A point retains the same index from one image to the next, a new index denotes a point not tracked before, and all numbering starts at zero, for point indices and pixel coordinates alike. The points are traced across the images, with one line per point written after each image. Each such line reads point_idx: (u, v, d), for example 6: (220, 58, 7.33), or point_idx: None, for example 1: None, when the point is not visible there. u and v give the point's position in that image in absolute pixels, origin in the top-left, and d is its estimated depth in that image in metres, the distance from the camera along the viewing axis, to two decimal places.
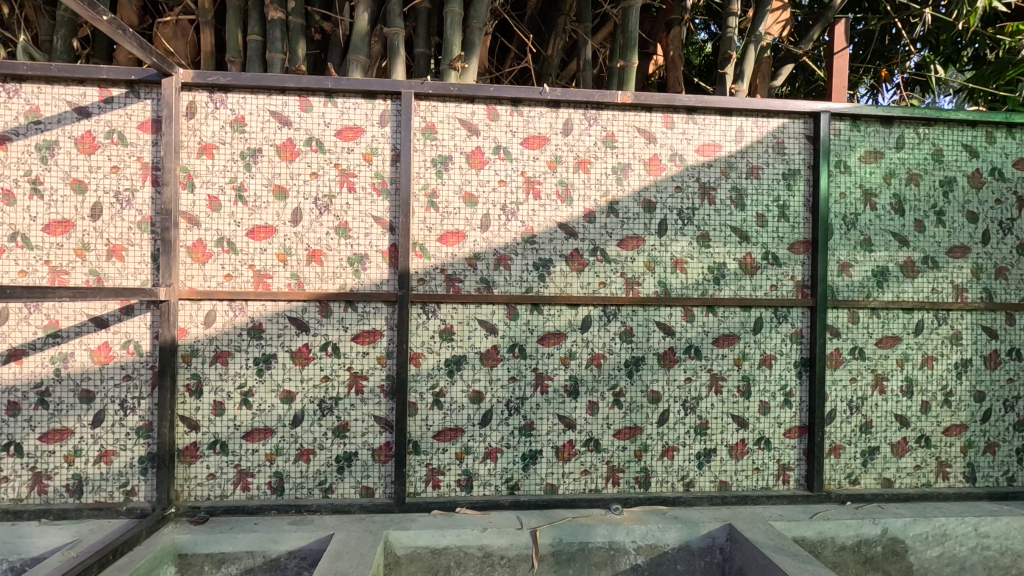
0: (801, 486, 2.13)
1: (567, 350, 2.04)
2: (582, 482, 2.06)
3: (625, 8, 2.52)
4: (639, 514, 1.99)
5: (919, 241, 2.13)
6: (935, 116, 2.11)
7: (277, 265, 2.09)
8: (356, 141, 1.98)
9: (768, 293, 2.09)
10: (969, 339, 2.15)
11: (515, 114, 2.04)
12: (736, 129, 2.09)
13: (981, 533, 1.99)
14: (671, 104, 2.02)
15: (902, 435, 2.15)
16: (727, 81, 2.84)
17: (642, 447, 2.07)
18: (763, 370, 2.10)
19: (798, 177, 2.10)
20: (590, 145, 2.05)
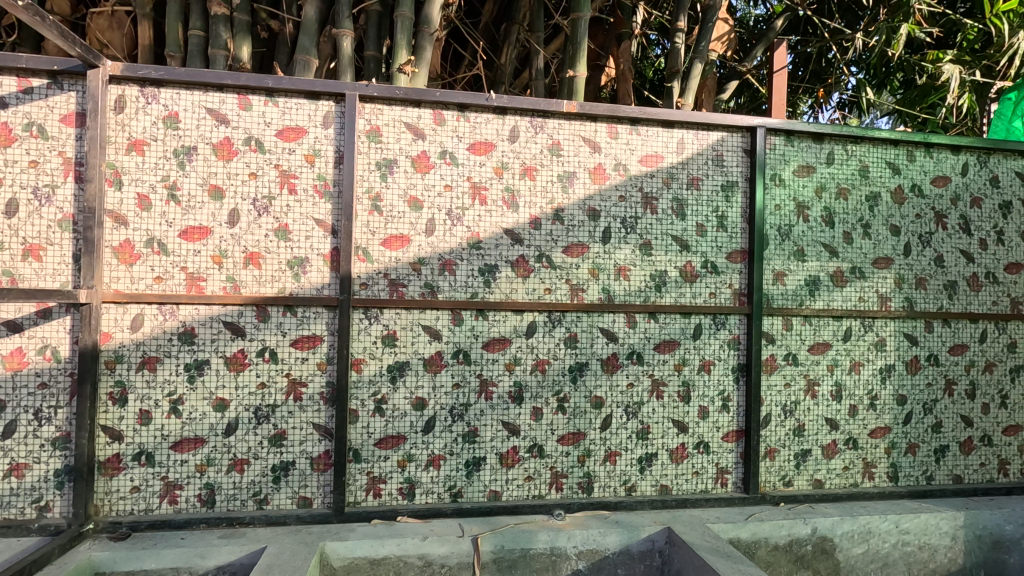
0: (737, 488, 2.18)
1: (511, 355, 2.04)
2: (526, 488, 2.06)
3: (575, 24, 2.59)
4: (580, 518, 2.01)
5: (846, 251, 2.24)
6: (861, 135, 2.22)
7: (203, 261, 1.86)
8: (299, 143, 1.94)
9: (705, 300, 2.15)
10: (893, 345, 2.27)
11: (461, 120, 2.03)
12: (677, 140, 2.15)
13: (903, 530, 2.09)
14: (614, 114, 2.07)
15: (819, 441, 2.23)
16: (674, 95, 2.98)
17: (585, 452, 2.09)
18: (701, 375, 2.15)
19: (735, 190, 2.18)
20: (535, 152, 2.07)
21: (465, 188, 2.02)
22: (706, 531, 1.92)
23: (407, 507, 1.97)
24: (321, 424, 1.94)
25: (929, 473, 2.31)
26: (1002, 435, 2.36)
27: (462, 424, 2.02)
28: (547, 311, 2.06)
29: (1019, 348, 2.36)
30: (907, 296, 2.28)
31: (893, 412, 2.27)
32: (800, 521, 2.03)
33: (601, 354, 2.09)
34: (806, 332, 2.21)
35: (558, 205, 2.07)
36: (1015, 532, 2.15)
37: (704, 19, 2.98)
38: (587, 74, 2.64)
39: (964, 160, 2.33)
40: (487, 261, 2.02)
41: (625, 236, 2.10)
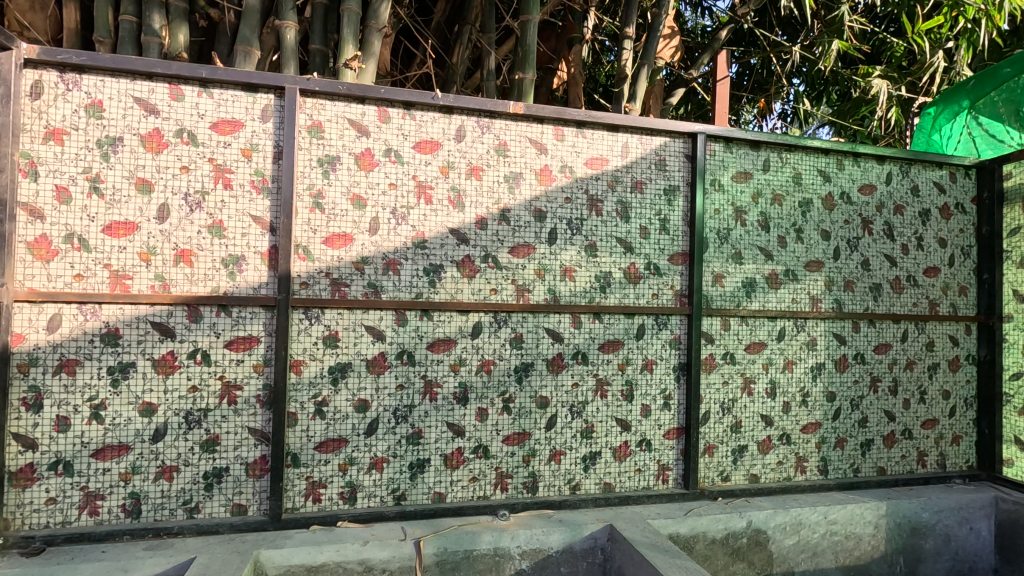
0: (677, 484, 2.24)
1: (456, 356, 2.03)
2: (470, 489, 2.05)
3: (524, 26, 2.60)
4: (524, 518, 2.02)
5: (781, 255, 2.33)
6: (794, 143, 2.32)
7: (129, 258, 1.77)
8: (235, 136, 1.86)
9: (648, 301, 2.20)
10: (823, 344, 2.39)
11: (407, 118, 2.01)
12: (622, 144, 2.19)
13: (830, 521, 2.20)
14: (560, 116, 2.09)
15: (755, 436, 2.31)
16: (622, 100, 3.07)
17: (530, 452, 2.10)
18: (644, 374, 2.20)
19: (677, 194, 2.24)
20: (482, 151, 2.07)
21: (410, 187, 2.00)
22: (646, 527, 1.96)
23: (348, 512, 1.93)
24: (257, 429, 1.87)
25: (856, 466, 2.43)
26: (921, 428, 2.51)
27: (405, 426, 1.99)
28: (493, 311, 2.06)
29: (936, 346, 2.52)
30: (836, 297, 2.40)
31: (823, 408, 2.38)
32: (736, 514, 2.11)
33: (546, 355, 2.11)
34: (743, 331, 2.30)
35: (504, 205, 2.07)
36: (931, 519, 2.31)
37: (651, 27, 3.07)
38: (536, 76, 2.66)
39: (888, 170, 2.47)
40: (433, 260, 2.01)
41: (570, 237, 2.13)
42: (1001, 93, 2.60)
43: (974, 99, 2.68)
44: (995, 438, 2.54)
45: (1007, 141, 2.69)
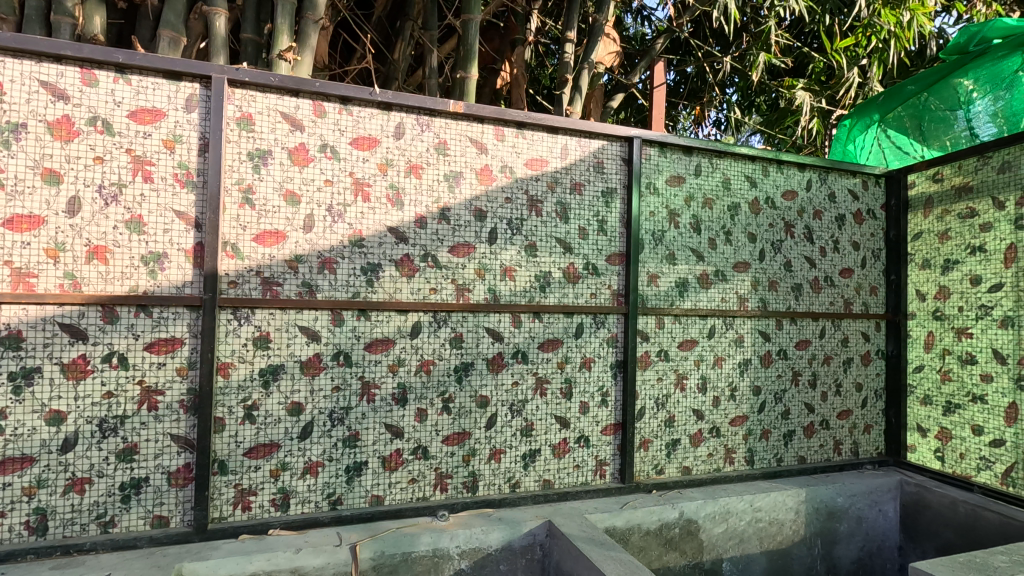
0: (614, 478, 2.30)
1: (395, 356, 2.00)
2: (409, 491, 2.02)
3: (465, 25, 2.61)
4: (463, 517, 2.02)
5: (712, 256, 2.44)
6: (723, 150, 2.44)
7: (34, 255, 1.63)
8: (156, 127, 1.76)
9: (586, 301, 2.25)
10: (749, 341, 2.52)
11: (344, 113, 1.96)
12: (561, 146, 2.23)
13: (756, 508, 2.32)
14: (500, 116, 2.10)
15: (688, 430, 2.41)
16: (563, 102, 3.16)
17: (471, 452, 2.10)
18: (583, 372, 2.25)
19: (614, 196, 2.30)
20: (421, 149, 2.05)
21: (347, 183, 1.95)
22: (584, 522, 2.00)
23: (280, 519, 1.86)
24: (180, 435, 1.78)
25: (779, 456, 2.58)
26: (837, 419, 2.69)
27: (341, 429, 1.94)
28: (432, 311, 2.04)
29: (850, 342, 2.70)
30: (761, 297, 2.53)
31: (750, 401, 2.51)
32: (668, 506, 2.19)
33: (486, 354, 2.11)
34: (676, 329, 2.39)
35: (444, 204, 2.06)
36: (845, 504, 2.47)
37: (591, 32, 3.16)
38: (478, 76, 2.67)
39: (809, 177, 2.63)
40: (370, 259, 1.97)
41: (510, 237, 2.14)
42: (905, 107, 2.83)
43: (884, 112, 2.91)
44: (902, 426, 2.75)
45: (913, 152, 2.86)
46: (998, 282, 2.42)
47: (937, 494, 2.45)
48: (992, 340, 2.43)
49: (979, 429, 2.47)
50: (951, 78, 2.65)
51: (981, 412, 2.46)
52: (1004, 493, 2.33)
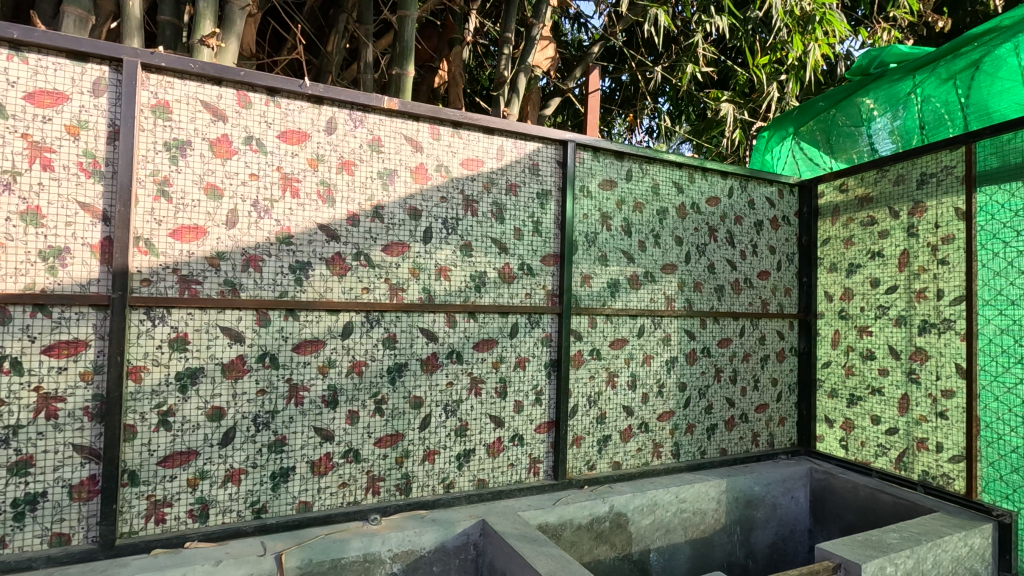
0: (548, 475, 2.34)
1: (325, 357, 1.94)
2: (340, 495, 1.97)
3: (402, 21, 2.58)
4: (396, 520, 1.98)
5: (641, 258, 2.54)
6: (653, 156, 2.53)
7: None
8: (58, 111, 1.62)
9: (521, 300, 2.27)
10: (676, 340, 2.63)
11: (271, 105, 1.88)
12: (497, 147, 2.25)
13: (681, 499, 2.43)
14: (435, 115, 2.09)
15: (618, 426, 2.49)
16: (500, 103, 3.24)
17: (404, 453, 2.07)
18: (517, 371, 2.27)
19: (549, 198, 2.34)
20: (354, 146, 2.00)
21: (274, 178, 1.87)
22: (517, 520, 2.02)
23: (199, 531, 1.76)
24: (84, 446, 1.64)
25: (703, 448, 2.71)
26: (755, 412, 2.87)
27: (267, 434, 1.86)
28: (365, 311, 2.00)
29: (767, 340, 2.89)
30: (687, 297, 2.65)
31: (676, 397, 2.63)
32: (599, 500, 2.25)
33: (420, 354, 2.09)
34: (608, 328, 2.46)
35: (378, 202, 2.02)
36: (761, 492, 2.64)
37: (528, 36, 3.24)
38: (415, 74, 2.64)
39: (731, 184, 2.79)
40: (299, 258, 1.90)
41: (445, 236, 2.13)
42: (817, 121, 3.03)
43: (798, 125, 3.14)
44: (812, 418, 2.96)
45: (822, 164, 3.10)
46: (893, 284, 2.61)
47: (842, 480, 2.65)
48: (889, 337, 2.62)
49: (877, 419, 2.66)
50: (855, 96, 2.83)
51: (879, 403, 2.65)
52: (897, 477, 2.55)
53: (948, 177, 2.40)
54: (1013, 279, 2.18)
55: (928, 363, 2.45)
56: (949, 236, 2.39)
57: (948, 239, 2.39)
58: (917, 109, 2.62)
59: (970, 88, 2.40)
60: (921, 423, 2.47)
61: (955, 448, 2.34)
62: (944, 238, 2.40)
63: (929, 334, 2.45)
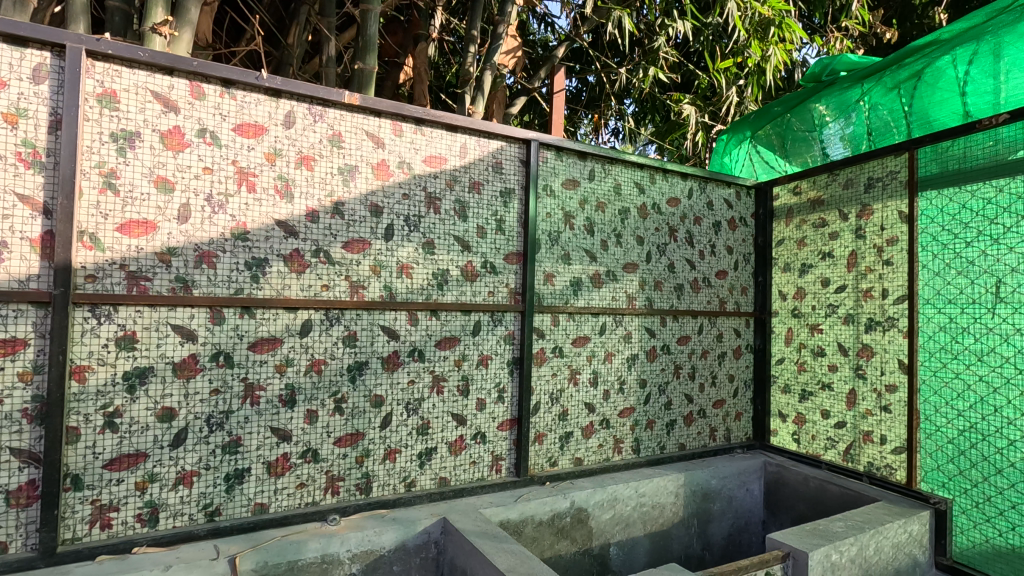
0: (510, 472, 2.35)
1: (283, 356, 1.90)
2: (297, 496, 1.93)
3: (364, 15, 2.54)
4: (356, 520, 1.96)
5: (604, 257, 2.57)
6: (615, 156, 2.57)
7: None
8: None
9: (484, 298, 2.28)
10: (637, 338, 2.68)
11: (226, 97, 1.83)
12: (460, 144, 2.24)
13: (640, 494, 2.48)
14: (397, 111, 2.07)
15: (580, 423, 2.52)
16: (466, 101, 3.24)
17: (365, 453, 2.05)
18: (479, 369, 2.27)
19: (512, 197, 2.35)
20: (313, 140, 1.96)
21: (229, 172, 1.83)
22: (478, 517, 2.02)
23: (147, 536, 1.70)
24: (22, 449, 1.57)
25: (662, 444, 2.77)
26: (713, 408, 2.95)
27: (220, 434, 1.81)
28: (324, 309, 1.97)
29: (724, 337, 2.97)
30: (648, 296, 2.71)
31: (637, 394, 2.68)
32: (560, 496, 2.28)
33: (381, 353, 2.07)
34: (570, 326, 2.49)
35: (338, 198, 1.99)
36: (717, 485, 2.72)
37: (494, 34, 3.25)
38: (378, 69, 2.61)
39: (690, 186, 2.86)
40: (256, 254, 1.86)
41: (407, 234, 2.12)
42: (773, 125, 3.12)
43: (754, 129, 3.24)
44: (766, 413, 3.06)
45: (777, 167, 3.21)
46: (842, 283, 2.72)
47: (794, 472, 2.75)
48: (838, 335, 2.73)
49: (827, 413, 2.77)
50: (808, 102, 2.93)
51: (829, 398, 2.76)
52: (845, 469, 2.66)
53: (892, 182, 2.51)
54: (950, 279, 2.29)
55: (874, 359, 2.57)
56: (893, 238, 2.50)
57: (892, 240, 2.50)
58: (865, 116, 2.73)
59: (913, 97, 2.52)
60: (867, 417, 2.59)
61: (897, 440, 2.46)
62: (889, 240, 2.51)
63: (875, 331, 2.56)
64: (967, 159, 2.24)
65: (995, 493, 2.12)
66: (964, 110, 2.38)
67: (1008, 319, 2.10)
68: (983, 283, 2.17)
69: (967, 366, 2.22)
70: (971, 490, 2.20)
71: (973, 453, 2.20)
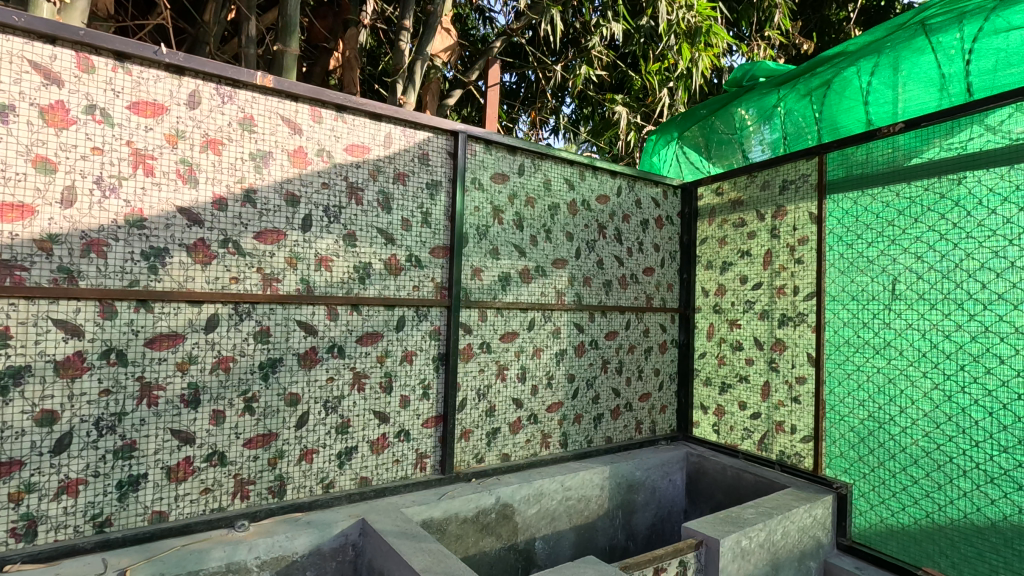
0: (435, 470, 2.31)
1: (185, 353, 1.78)
2: (201, 503, 1.81)
3: None
4: (268, 525, 1.86)
5: (533, 253, 2.57)
6: (545, 151, 2.57)
7: None
8: None
9: (409, 293, 2.22)
10: (565, 333, 2.70)
11: (120, 72, 1.68)
12: (385, 134, 2.17)
13: (566, 488, 2.50)
14: (316, 96, 1.98)
15: (507, 418, 2.51)
16: (398, 91, 3.15)
17: (278, 454, 1.95)
18: (403, 365, 2.21)
19: (439, 189, 2.30)
20: (221, 123, 1.84)
21: (123, 153, 1.68)
22: (399, 517, 1.97)
23: (23, 552, 1.54)
24: None
25: (590, 437, 2.81)
26: (639, 401, 3.02)
27: (112, 438, 1.67)
28: (233, 302, 1.85)
29: (650, 332, 3.05)
30: (577, 292, 2.73)
31: (565, 388, 2.70)
32: (485, 492, 2.26)
33: (297, 349, 1.98)
34: (498, 322, 2.47)
35: (249, 185, 1.88)
36: (642, 476, 2.78)
37: (427, 23, 3.17)
38: (299, 52, 2.50)
39: (619, 184, 2.90)
40: (154, 243, 1.72)
41: (326, 225, 2.03)
42: (698, 127, 3.22)
43: (681, 130, 3.33)
44: (689, 406, 3.17)
45: (703, 168, 3.34)
46: (759, 281, 2.85)
47: (713, 462, 2.86)
48: (754, 330, 2.86)
49: (744, 405, 2.89)
50: (730, 106, 3.05)
51: (745, 390, 2.89)
52: (759, 457, 2.79)
53: (804, 185, 2.64)
54: (853, 277, 2.44)
55: (786, 353, 2.70)
56: (804, 238, 2.64)
57: (803, 240, 2.64)
58: (780, 121, 2.87)
59: (823, 105, 2.66)
60: (779, 408, 2.72)
61: (806, 429, 2.60)
62: (800, 239, 2.65)
63: (787, 326, 2.69)
64: (868, 165, 2.39)
65: (889, 476, 2.28)
66: (867, 118, 2.54)
67: (902, 315, 2.25)
68: (881, 281, 2.33)
69: (867, 359, 2.37)
70: (869, 475, 2.35)
71: (871, 439, 2.35)
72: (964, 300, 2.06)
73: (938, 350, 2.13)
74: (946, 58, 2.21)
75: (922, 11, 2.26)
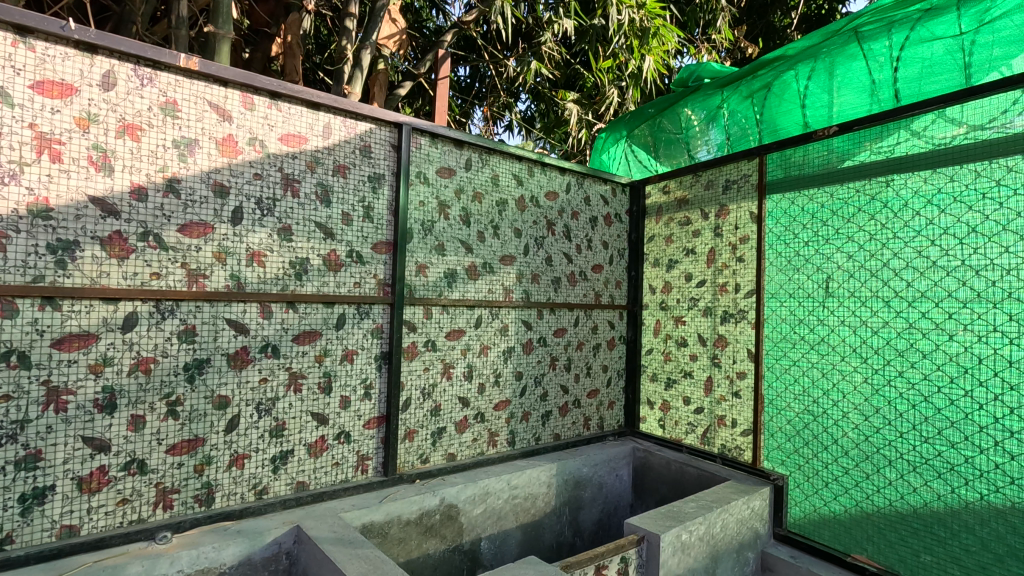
0: (377, 472, 2.24)
1: (99, 354, 1.65)
2: (118, 515, 1.69)
3: None
4: (193, 535, 1.76)
5: (480, 249, 2.53)
6: (492, 146, 2.53)
7: None
8: None
9: (349, 290, 2.14)
10: (513, 330, 2.68)
11: (21, 47, 1.54)
12: (323, 124, 2.08)
13: (512, 486, 2.48)
14: (246, 81, 1.87)
15: (453, 418, 2.47)
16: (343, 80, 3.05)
17: (205, 459, 1.84)
18: (344, 365, 2.14)
19: (382, 183, 2.23)
20: (140, 107, 1.71)
21: (24, 137, 1.54)
22: (336, 522, 1.90)
23: None
24: None
25: (538, 435, 2.80)
26: (587, 398, 3.03)
27: (13, 448, 1.53)
28: (154, 300, 1.73)
29: (599, 330, 3.06)
30: (525, 289, 2.71)
31: (512, 386, 2.68)
32: (429, 494, 2.21)
33: (226, 349, 1.87)
34: (444, 319, 2.42)
35: (172, 174, 1.76)
36: (589, 472, 2.80)
37: (373, 12, 3.07)
38: (234, 36, 2.36)
39: (568, 180, 2.90)
40: (61, 236, 1.58)
41: (259, 218, 1.92)
42: (647, 126, 3.25)
43: (631, 129, 3.36)
44: (636, 402, 3.21)
45: (651, 167, 3.37)
46: (703, 278, 2.90)
47: (658, 457, 2.91)
48: (698, 326, 2.91)
49: (688, 400, 2.95)
50: (677, 106, 3.09)
51: (689, 385, 2.94)
52: (702, 451, 2.85)
53: (746, 185, 2.70)
54: (791, 275, 2.51)
55: (728, 349, 2.76)
56: (745, 237, 2.70)
57: (744, 239, 2.70)
58: (724, 122, 2.92)
59: (764, 107, 2.72)
60: (721, 402, 2.78)
61: (745, 423, 2.67)
62: (742, 238, 2.71)
63: (728, 323, 2.75)
64: (806, 165, 2.46)
65: (823, 467, 2.37)
66: (804, 121, 2.61)
67: (835, 312, 2.34)
68: (816, 279, 2.41)
69: (803, 354, 2.45)
70: (804, 466, 2.43)
71: (807, 432, 2.43)
72: (890, 298, 2.16)
73: (867, 345, 2.23)
74: (876, 65, 2.31)
75: (855, 18, 2.33)
